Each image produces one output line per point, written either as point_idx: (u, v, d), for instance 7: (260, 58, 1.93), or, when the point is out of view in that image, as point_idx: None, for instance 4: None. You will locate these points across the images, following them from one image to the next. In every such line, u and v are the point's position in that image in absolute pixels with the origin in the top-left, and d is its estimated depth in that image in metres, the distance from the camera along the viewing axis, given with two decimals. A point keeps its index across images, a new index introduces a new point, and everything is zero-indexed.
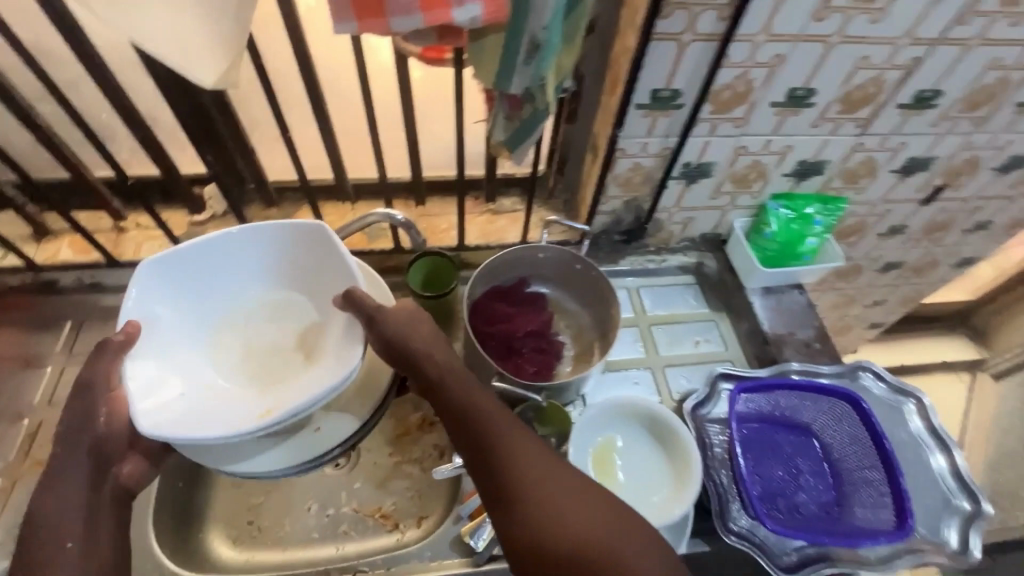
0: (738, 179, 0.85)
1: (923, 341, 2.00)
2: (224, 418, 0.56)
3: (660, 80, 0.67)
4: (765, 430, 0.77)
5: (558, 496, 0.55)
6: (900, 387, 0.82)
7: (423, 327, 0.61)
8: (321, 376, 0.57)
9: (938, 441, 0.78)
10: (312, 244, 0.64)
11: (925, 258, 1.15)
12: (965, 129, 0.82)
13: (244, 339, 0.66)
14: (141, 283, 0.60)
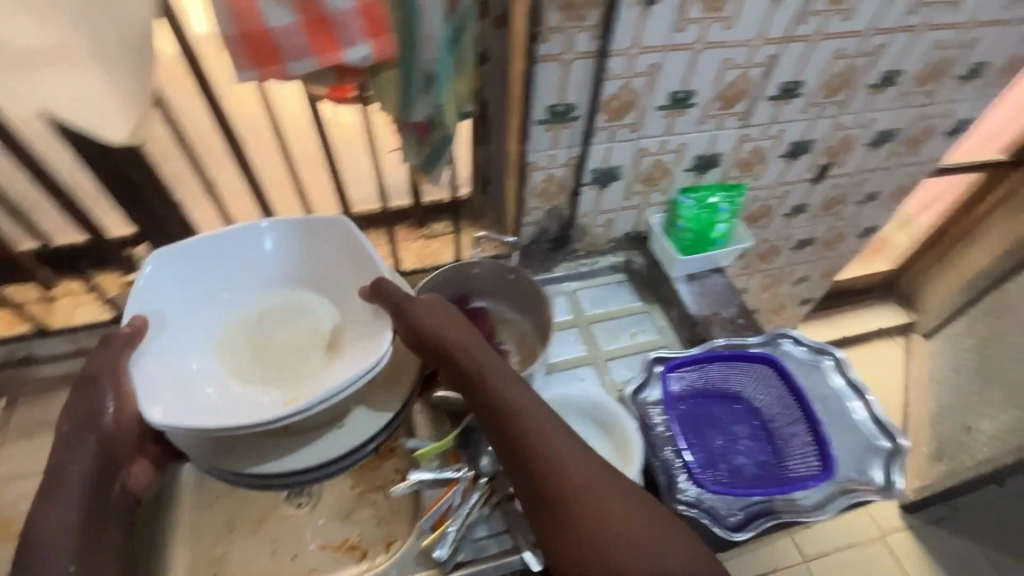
0: (646, 178, 0.93)
1: (857, 311, 2.15)
2: (241, 409, 0.59)
3: (554, 96, 0.74)
4: (702, 403, 0.83)
5: (575, 471, 0.59)
6: (817, 348, 0.90)
7: (450, 320, 0.66)
8: (352, 359, 0.61)
9: (855, 391, 0.86)
10: (336, 241, 0.70)
11: (830, 233, 1.28)
12: (831, 112, 0.93)
13: (261, 335, 0.67)
14: (160, 276, 0.64)
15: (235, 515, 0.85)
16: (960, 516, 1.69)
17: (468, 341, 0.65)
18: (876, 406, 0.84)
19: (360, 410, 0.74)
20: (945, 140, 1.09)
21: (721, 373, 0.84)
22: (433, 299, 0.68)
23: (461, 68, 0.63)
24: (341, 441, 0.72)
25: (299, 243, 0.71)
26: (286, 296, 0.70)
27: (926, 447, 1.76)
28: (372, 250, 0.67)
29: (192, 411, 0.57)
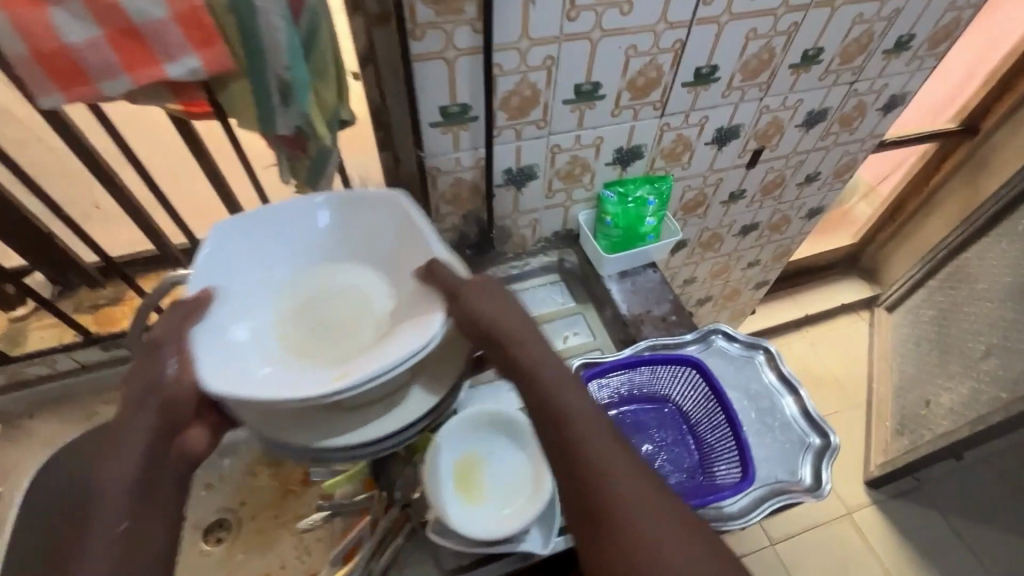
0: (566, 175, 0.89)
1: (820, 288, 2.13)
2: (297, 382, 0.55)
3: (444, 97, 0.69)
4: (628, 408, 0.80)
5: (613, 471, 0.51)
6: (750, 343, 0.87)
7: (503, 305, 0.63)
8: (420, 330, 0.58)
9: (787, 386, 0.83)
10: (399, 219, 0.69)
11: (773, 218, 1.24)
12: (755, 95, 0.88)
13: (314, 313, 0.66)
14: (218, 242, 0.64)
15: None
16: (923, 489, 1.69)
17: (521, 327, 0.62)
18: (807, 401, 0.81)
19: (417, 390, 0.68)
20: (879, 117, 1.06)
21: (647, 377, 0.81)
22: (488, 281, 0.65)
23: (322, 74, 0.58)
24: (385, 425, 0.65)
25: (352, 219, 0.70)
26: (328, 277, 0.69)
27: (889, 422, 1.76)
28: (429, 232, 0.66)
29: (230, 377, 0.54)
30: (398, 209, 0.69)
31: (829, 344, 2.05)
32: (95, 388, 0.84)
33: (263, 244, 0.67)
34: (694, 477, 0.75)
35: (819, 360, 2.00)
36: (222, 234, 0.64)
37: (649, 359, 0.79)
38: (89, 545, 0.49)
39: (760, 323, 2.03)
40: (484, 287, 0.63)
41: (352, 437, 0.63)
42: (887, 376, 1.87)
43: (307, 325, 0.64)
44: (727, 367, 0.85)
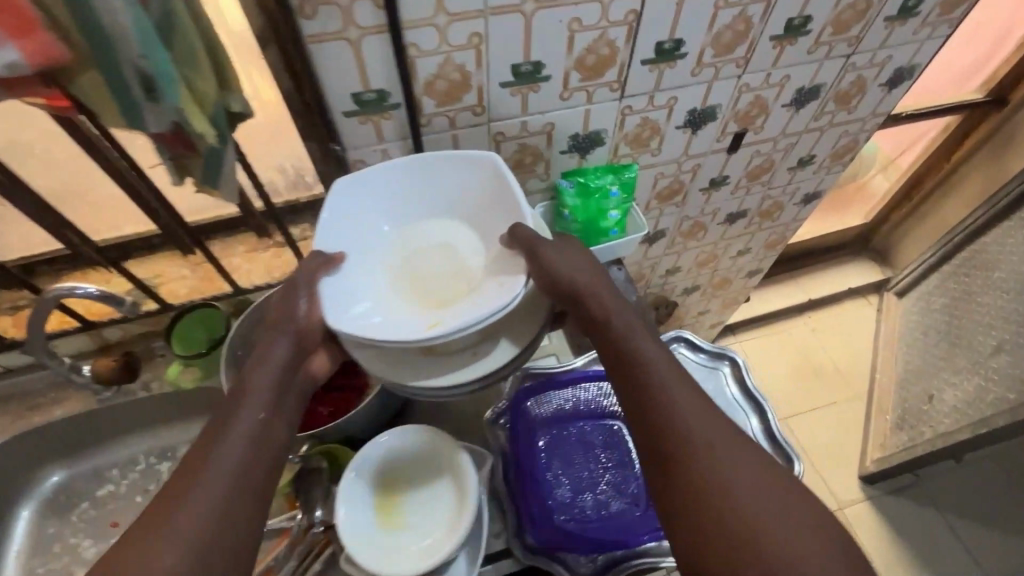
0: (516, 165, 0.80)
1: (826, 270, 2.01)
2: (398, 331, 0.54)
3: (355, 83, 0.61)
4: (568, 426, 0.74)
5: (695, 423, 0.49)
6: (715, 352, 0.80)
7: (587, 266, 0.60)
8: (494, 296, 0.56)
9: (752, 401, 0.76)
10: (483, 177, 0.64)
11: (765, 204, 1.14)
12: (732, 73, 0.77)
13: (414, 266, 0.62)
14: (332, 203, 0.61)
15: (77, 565, 0.79)
16: (921, 486, 1.62)
17: (600, 286, 0.59)
18: (772, 421, 0.74)
19: (507, 342, 0.61)
20: (883, 93, 0.93)
21: (591, 392, 0.75)
22: (565, 241, 0.62)
23: (193, 61, 0.50)
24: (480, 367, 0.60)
25: (445, 168, 0.65)
26: (443, 228, 0.65)
27: (889, 415, 1.67)
28: (521, 196, 0.61)
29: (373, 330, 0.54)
30: (483, 164, 0.63)
31: (833, 331, 1.94)
32: (22, 393, 0.81)
33: (400, 195, 0.65)
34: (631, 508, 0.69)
35: (821, 348, 1.90)
36: (336, 189, 0.61)
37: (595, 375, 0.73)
38: (226, 442, 0.47)
39: (759, 308, 1.92)
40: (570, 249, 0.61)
41: (451, 381, 0.59)
42: (891, 365, 1.77)
43: (427, 276, 0.61)
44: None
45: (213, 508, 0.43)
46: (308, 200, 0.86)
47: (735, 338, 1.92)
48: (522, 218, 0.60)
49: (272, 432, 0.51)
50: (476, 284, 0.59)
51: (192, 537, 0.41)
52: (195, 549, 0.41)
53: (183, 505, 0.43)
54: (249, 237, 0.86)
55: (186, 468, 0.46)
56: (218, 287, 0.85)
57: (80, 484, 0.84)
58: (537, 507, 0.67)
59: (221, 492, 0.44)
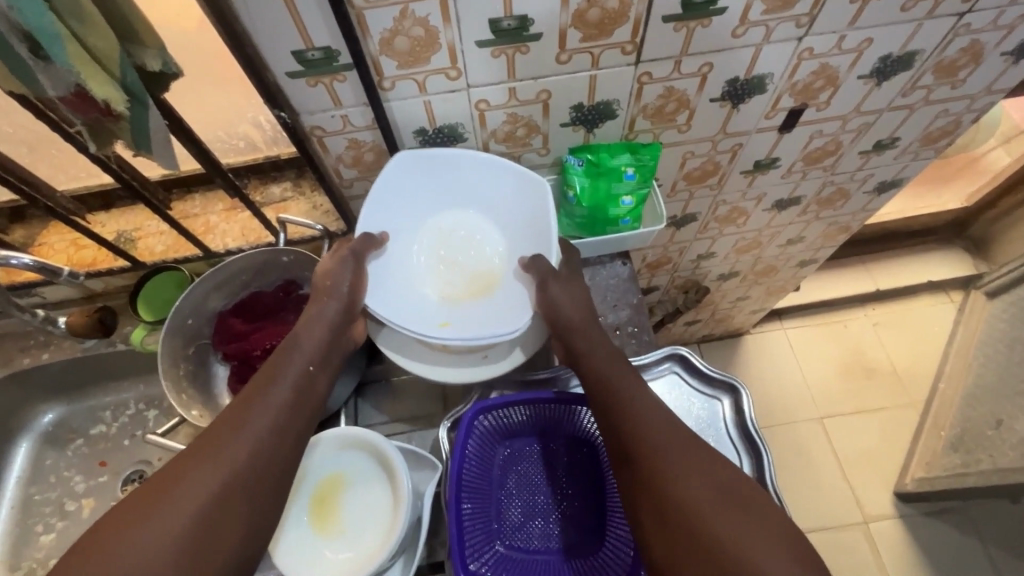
0: (506, 138, 0.68)
1: (906, 257, 1.74)
2: (414, 317, 0.67)
3: (294, 40, 0.51)
4: (520, 445, 0.67)
5: (661, 435, 0.55)
6: (718, 379, 0.71)
7: (583, 303, 0.66)
8: (500, 320, 0.67)
9: (749, 444, 0.68)
10: (528, 199, 0.68)
11: (826, 190, 0.94)
12: (790, 34, 0.60)
13: (442, 247, 0.72)
14: (393, 170, 0.64)
15: (68, 497, 0.84)
16: (967, 512, 1.45)
17: (589, 327, 0.65)
18: (766, 471, 0.66)
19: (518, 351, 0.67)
20: (1004, 65, 0.71)
21: (558, 413, 0.66)
22: (573, 271, 0.69)
23: (79, 11, 0.42)
24: (492, 366, 0.66)
25: (493, 175, 0.68)
26: (473, 221, 0.73)
27: (945, 432, 1.48)
28: (553, 236, 0.66)
29: (397, 312, 0.66)
30: (528, 185, 0.67)
31: (898, 329, 1.71)
32: (14, 335, 0.84)
33: (450, 181, 0.69)
34: (568, 549, 0.63)
35: (880, 346, 1.69)
36: (395, 166, 0.64)
37: (562, 397, 0.65)
38: (273, 393, 0.56)
39: (815, 293, 1.71)
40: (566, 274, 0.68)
41: (464, 372, 0.66)
42: (961, 374, 1.54)
43: (453, 270, 0.72)
44: (680, 405, 0.71)
45: (254, 447, 0.52)
46: (289, 157, 0.79)
47: (781, 325, 1.73)
48: (547, 257, 0.67)
49: (312, 384, 0.60)
50: (489, 292, 0.70)
51: (239, 462, 0.51)
52: (240, 473, 0.50)
53: (239, 432, 0.52)
54: (226, 194, 0.81)
55: (241, 403, 0.55)
56: (190, 246, 0.81)
57: (77, 421, 0.88)
58: (472, 535, 0.61)
59: (266, 431, 0.53)
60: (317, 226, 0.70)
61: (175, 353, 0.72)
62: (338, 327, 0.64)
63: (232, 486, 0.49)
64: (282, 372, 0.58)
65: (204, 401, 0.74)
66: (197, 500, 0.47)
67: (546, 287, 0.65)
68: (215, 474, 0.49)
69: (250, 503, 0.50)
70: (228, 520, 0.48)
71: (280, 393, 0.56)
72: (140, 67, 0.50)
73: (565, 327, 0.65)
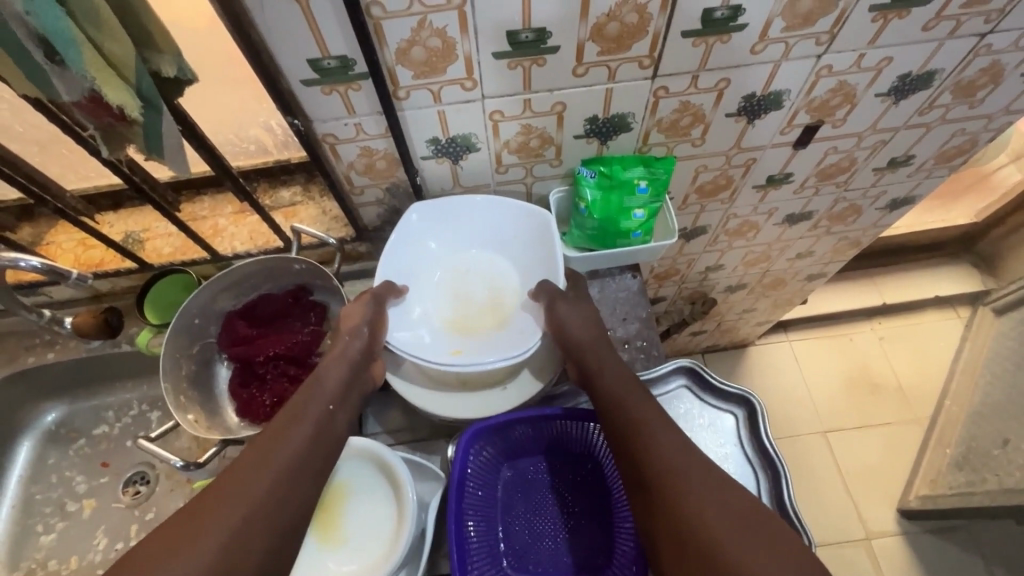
0: (519, 148, 0.67)
1: (913, 271, 1.73)
2: (428, 348, 0.68)
3: (311, 48, 0.50)
4: (524, 460, 0.68)
5: (673, 458, 0.54)
6: (733, 392, 0.70)
7: (592, 322, 0.67)
8: (509, 345, 0.66)
9: (765, 458, 0.67)
10: (534, 230, 0.71)
11: (837, 205, 0.93)
12: (809, 51, 0.59)
13: (456, 286, 0.74)
14: (407, 221, 0.70)
15: (70, 497, 0.83)
16: (970, 531, 1.44)
17: (601, 346, 0.65)
18: (784, 489, 0.64)
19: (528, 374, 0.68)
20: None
21: (564, 427, 0.66)
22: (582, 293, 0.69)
23: (96, 17, 0.42)
24: (510, 397, 0.67)
25: (500, 216, 0.72)
26: (485, 261, 0.75)
27: (949, 449, 1.47)
28: (559, 252, 0.68)
29: (412, 343, 0.68)
30: (535, 221, 0.70)
31: (903, 344, 1.70)
32: (18, 333, 0.83)
33: (466, 227, 0.73)
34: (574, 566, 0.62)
35: (886, 360, 1.68)
36: (411, 218, 0.70)
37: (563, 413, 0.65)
38: (296, 432, 0.56)
39: (822, 306, 1.70)
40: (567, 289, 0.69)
41: (484, 403, 0.66)
42: (967, 391, 1.53)
43: (466, 305, 0.73)
44: (692, 420, 0.70)
45: (274, 485, 0.51)
46: (299, 161, 0.78)
47: (786, 338, 1.72)
48: (555, 282, 0.68)
49: (336, 423, 0.60)
50: (501, 322, 0.71)
51: (257, 500, 0.49)
52: (258, 512, 0.49)
53: (262, 470, 0.51)
54: (235, 197, 0.80)
55: (270, 436, 0.55)
56: (198, 249, 0.80)
57: (79, 421, 0.88)
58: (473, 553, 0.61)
59: (288, 470, 0.53)
60: (328, 238, 0.71)
61: (177, 354, 0.71)
62: (359, 365, 0.64)
63: (251, 526, 0.48)
64: (309, 404, 0.59)
65: (202, 403, 0.73)
66: (214, 542, 0.45)
67: (554, 307, 0.66)
68: (234, 513, 0.48)
69: (266, 546, 0.48)
70: (244, 564, 0.46)
71: (306, 427, 0.57)
72: (155, 72, 0.50)
73: (574, 346, 0.65)
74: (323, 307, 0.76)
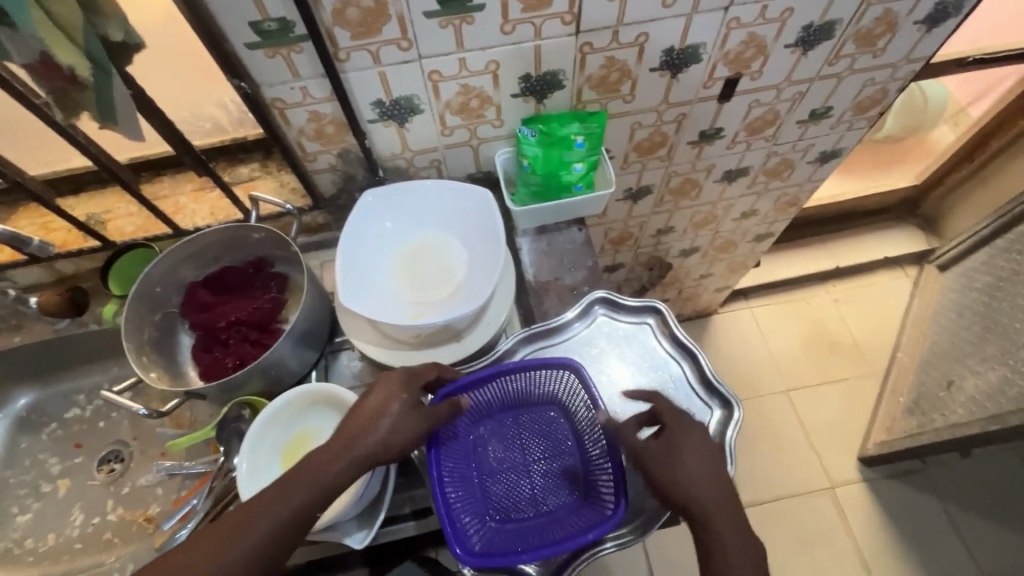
0: (460, 109, 0.72)
1: (863, 235, 1.82)
2: (386, 316, 0.70)
3: (251, 9, 0.54)
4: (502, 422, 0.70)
5: None
6: (642, 304, 0.76)
7: (719, 475, 0.59)
8: (460, 304, 0.70)
9: (682, 349, 0.73)
10: (476, 208, 0.75)
11: (772, 161, 1.00)
12: (716, 4, 0.65)
13: (409, 264, 0.76)
14: (361, 207, 0.75)
15: (44, 479, 0.85)
16: (926, 473, 1.52)
17: (724, 508, 0.57)
18: (705, 366, 0.71)
19: (482, 327, 0.73)
20: (919, 33, 0.77)
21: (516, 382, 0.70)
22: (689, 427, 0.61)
23: None
24: (466, 345, 0.72)
25: (444, 199, 0.77)
26: (434, 239, 0.78)
27: (902, 398, 1.55)
28: (499, 221, 0.72)
29: (372, 310, 0.70)
30: (475, 199, 0.75)
31: (858, 304, 1.78)
32: None
33: (414, 207, 0.78)
34: (571, 509, 0.67)
35: (842, 320, 1.76)
36: (364, 202, 0.75)
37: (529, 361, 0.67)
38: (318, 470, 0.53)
39: (777, 272, 1.78)
40: (687, 443, 0.60)
41: (441, 355, 0.72)
42: (915, 343, 1.62)
43: (419, 279, 0.75)
44: (618, 345, 0.75)
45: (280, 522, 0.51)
46: (255, 138, 0.82)
47: (747, 305, 1.80)
48: (496, 248, 0.72)
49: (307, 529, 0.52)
50: (453, 290, 0.74)
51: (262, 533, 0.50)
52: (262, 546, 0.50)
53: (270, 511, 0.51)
54: (194, 175, 0.83)
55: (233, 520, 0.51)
56: (161, 226, 0.83)
57: (50, 406, 0.90)
58: (469, 517, 0.64)
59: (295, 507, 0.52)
60: (286, 205, 0.75)
61: (140, 319, 0.74)
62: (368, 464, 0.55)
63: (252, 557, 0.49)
64: (296, 490, 0.52)
65: (165, 366, 0.76)
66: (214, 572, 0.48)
67: (670, 471, 0.58)
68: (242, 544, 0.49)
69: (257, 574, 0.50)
70: None
71: (273, 518, 0.51)
72: (104, 38, 0.53)
73: (685, 505, 0.57)
74: (283, 276, 0.79)
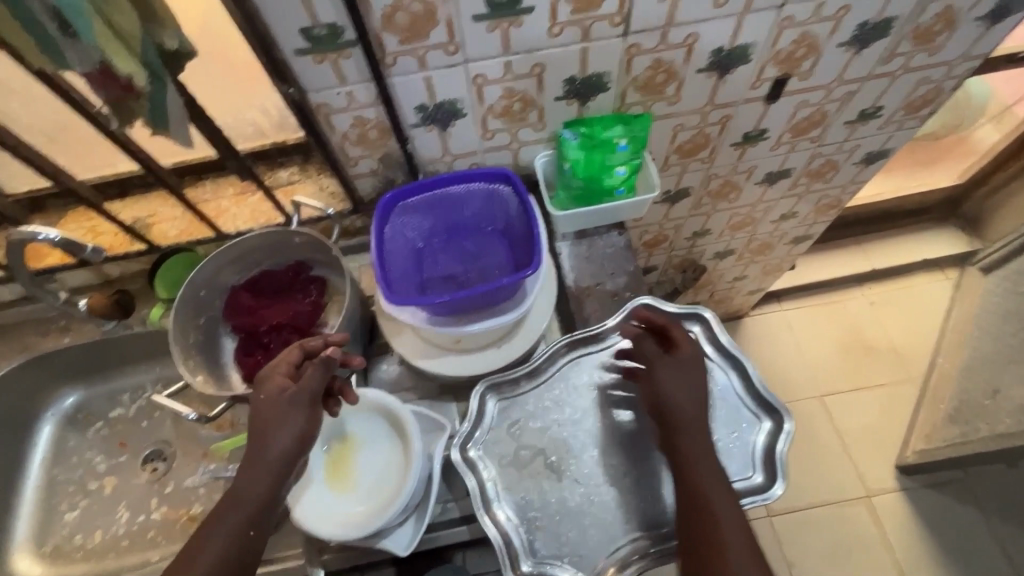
0: (503, 113, 0.71)
1: (901, 236, 1.76)
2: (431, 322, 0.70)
3: (301, 14, 0.54)
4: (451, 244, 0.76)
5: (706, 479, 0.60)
6: (686, 310, 0.74)
7: (695, 392, 0.64)
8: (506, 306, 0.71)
9: (727, 357, 0.72)
10: None
11: (816, 161, 0.97)
12: (769, 3, 0.63)
13: None
14: None
15: (90, 476, 0.86)
16: (966, 483, 1.47)
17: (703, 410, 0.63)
18: (752, 374, 0.69)
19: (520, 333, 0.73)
20: (980, 30, 0.74)
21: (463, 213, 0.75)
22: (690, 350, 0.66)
23: None
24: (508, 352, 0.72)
25: None
26: None
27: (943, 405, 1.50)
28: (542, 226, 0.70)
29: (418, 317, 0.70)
30: None
31: (895, 307, 1.73)
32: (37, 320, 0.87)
33: None
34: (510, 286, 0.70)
35: (878, 324, 1.71)
36: None
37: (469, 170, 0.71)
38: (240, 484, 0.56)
39: (811, 274, 1.74)
40: (683, 365, 0.65)
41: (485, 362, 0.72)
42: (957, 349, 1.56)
43: None
44: None
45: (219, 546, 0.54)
46: (295, 142, 0.82)
47: (779, 308, 1.76)
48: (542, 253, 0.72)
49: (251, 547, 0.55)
50: None
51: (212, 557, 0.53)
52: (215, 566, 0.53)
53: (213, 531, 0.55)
54: (236, 179, 0.84)
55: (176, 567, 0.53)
56: (204, 230, 0.84)
57: (96, 405, 0.92)
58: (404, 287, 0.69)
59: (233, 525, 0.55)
60: (328, 209, 0.75)
61: (185, 322, 0.75)
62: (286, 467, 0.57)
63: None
64: (232, 510, 0.55)
65: (210, 368, 0.77)
66: None
67: (676, 385, 0.63)
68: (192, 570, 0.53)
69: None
70: None
71: (215, 545, 0.54)
72: (158, 46, 0.54)
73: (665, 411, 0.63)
74: (323, 280, 0.80)
